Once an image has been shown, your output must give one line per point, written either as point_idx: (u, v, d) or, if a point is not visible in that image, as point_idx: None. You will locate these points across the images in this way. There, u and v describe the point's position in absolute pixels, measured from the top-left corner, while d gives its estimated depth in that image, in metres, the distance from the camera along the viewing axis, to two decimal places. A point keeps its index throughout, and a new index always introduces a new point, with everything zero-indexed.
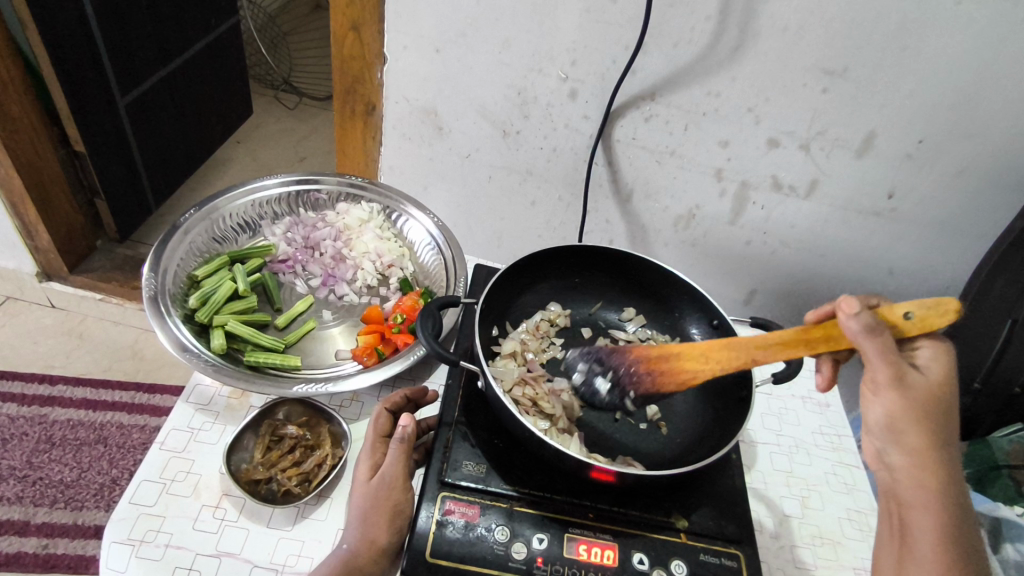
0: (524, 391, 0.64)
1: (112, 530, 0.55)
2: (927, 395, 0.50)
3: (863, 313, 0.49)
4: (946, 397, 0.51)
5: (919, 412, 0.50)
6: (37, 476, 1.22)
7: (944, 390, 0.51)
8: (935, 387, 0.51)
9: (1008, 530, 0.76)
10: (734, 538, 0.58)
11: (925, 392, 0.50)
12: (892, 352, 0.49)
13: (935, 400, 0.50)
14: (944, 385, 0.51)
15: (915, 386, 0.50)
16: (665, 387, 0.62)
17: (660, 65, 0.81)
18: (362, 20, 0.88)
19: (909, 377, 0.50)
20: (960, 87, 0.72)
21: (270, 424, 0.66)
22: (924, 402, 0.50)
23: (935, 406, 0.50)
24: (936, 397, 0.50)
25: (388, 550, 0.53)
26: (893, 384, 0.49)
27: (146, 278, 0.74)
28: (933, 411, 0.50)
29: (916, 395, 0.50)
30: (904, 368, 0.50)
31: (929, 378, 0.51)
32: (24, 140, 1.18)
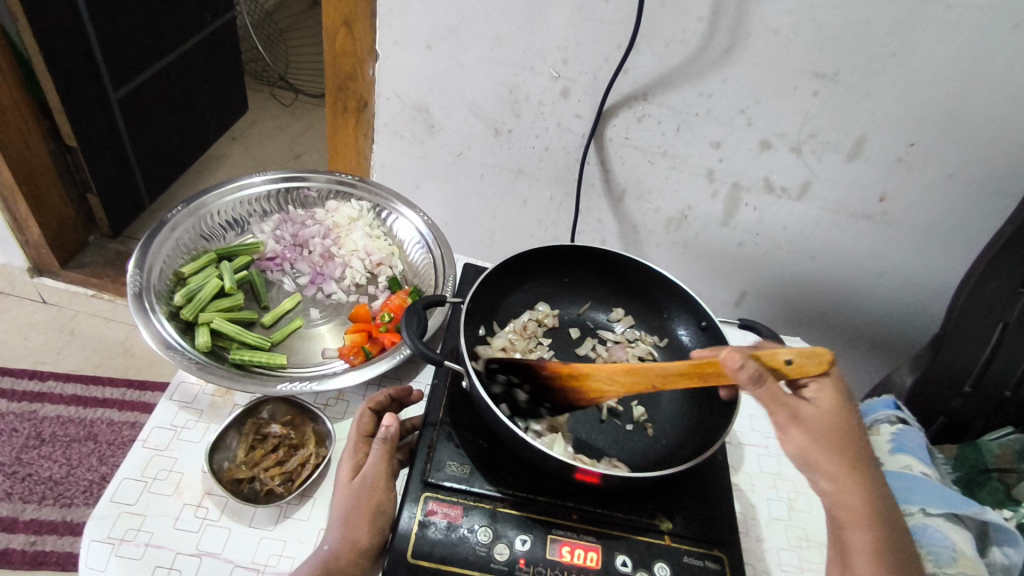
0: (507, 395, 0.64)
1: (92, 528, 0.54)
2: (828, 427, 0.54)
3: (749, 365, 0.50)
4: (847, 424, 0.54)
5: (825, 443, 0.54)
6: (26, 472, 1.21)
7: (845, 416, 0.54)
8: (831, 415, 0.54)
9: (996, 534, 0.75)
10: (718, 542, 0.58)
11: (822, 423, 0.54)
12: (775, 399, 0.53)
13: (836, 430, 0.54)
14: (842, 412, 0.54)
15: (808, 419, 0.54)
16: (577, 401, 0.64)
17: (652, 66, 0.80)
18: (354, 17, 0.87)
19: (804, 414, 0.54)
20: (951, 92, 0.72)
21: (254, 423, 0.66)
22: (827, 432, 0.54)
23: (839, 432, 0.54)
24: (836, 426, 0.54)
25: (369, 551, 0.53)
26: (791, 421, 0.54)
27: (130, 274, 0.73)
28: (837, 440, 0.54)
29: (813, 428, 0.54)
30: (789, 408, 0.53)
31: (822, 409, 0.54)
32: (14, 133, 1.18)
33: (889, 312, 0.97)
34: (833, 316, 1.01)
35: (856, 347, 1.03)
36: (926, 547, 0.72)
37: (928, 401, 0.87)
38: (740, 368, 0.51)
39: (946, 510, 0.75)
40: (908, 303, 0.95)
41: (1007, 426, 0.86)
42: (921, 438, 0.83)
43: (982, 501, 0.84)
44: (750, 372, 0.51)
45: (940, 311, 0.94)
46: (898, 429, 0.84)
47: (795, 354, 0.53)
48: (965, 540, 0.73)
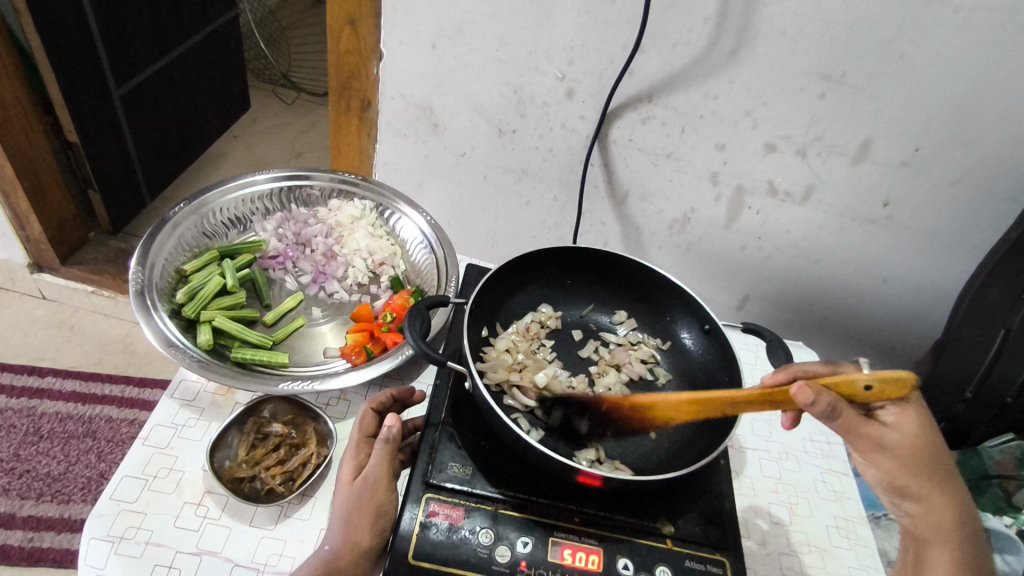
0: (516, 399, 0.64)
1: (91, 526, 0.54)
2: (910, 452, 0.53)
3: (821, 401, 0.48)
4: (929, 442, 0.54)
5: (909, 465, 0.54)
6: (25, 468, 1.21)
7: (927, 437, 0.54)
8: (913, 437, 0.53)
9: (997, 541, 0.76)
10: (720, 545, 0.58)
11: (906, 445, 0.53)
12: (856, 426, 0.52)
13: (918, 452, 0.53)
14: (924, 431, 0.53)
15: (891, 443, 0.53)
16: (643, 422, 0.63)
17: (658, 67, 0.80)
18: (359, 14, 0.87)
19: (889, 439, 0.53)
20: (955, 97, 0.72)
21: (255, 421, 0.65)
22: (910, 455, 0.53)
23: (920, 456, 0.54)
24: (919, 446, 0.53)
25: (371, 552, 0.53)
26: (874, 449, 0.53)
27: (132, 271, 0.73)
28: (919, 460, 0.54)
29: (900, 453, 0.53)
30: (872, 433, 0.52)
31: (902, 432, 0.53)
32: (16, 127, 1.17)
33: (891, 317, 0.97)
34: (836, 320, 1.01)
35: (857, 351, 1.03)
36: None
37: (928, 406, 0.87)
38: (814, 402, 0.48)
39: None
40: (910, 308, 0.95)
41: (1008, 433, 0.86)
42: None
43: (981, 507, 0.84)
44: (824, 405, 0.49)
45: (943, 316, 0.94)
46: None
47: (876, 380, 0.49)
48: None
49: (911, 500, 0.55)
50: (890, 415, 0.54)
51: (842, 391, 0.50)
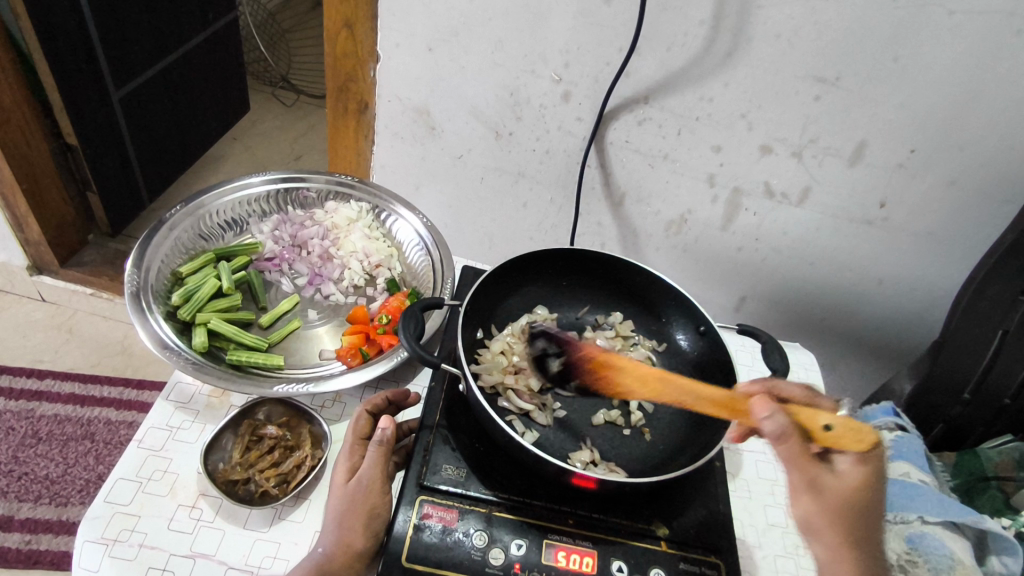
0: (507, 401, 0.65)
1: (86, 528, 0.54)
2: (842, 500, 0.51)
3: (774, 418, 0.49)
4: (866, 502, 0.51)
5: (834, 516, 0.51)
6: (23, 471, 1.21)
7: (867, 494, 0.51)
8: (852, 490, 0.51)
9: (994, 543, 0.75)
10: (714, 548, 0.58)
11: (839, 495, 0.51)
12: (795, 460, 0.50)
13: (851, 506, 0.51)
14: (867, 490, 0.51)
15: (826, 488, 0.51)
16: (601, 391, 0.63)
17: (654, 69, 0.80)
18: (356, 17, 0.87)
19: (823, 482, 0.51)
20: (951, 98, 0.72)
21: (249, 424, 0.65)
22: (841, 506, 0.51)
23: (850, 509, 0.51)
24: (855, 501, 0.51)
25: (364, 554, 0.53)
26: (807, 487, 0.51)
27: (127, 273, 0.73)
28: (848, 514, 0.51)
29: (829, 499, 0.51)
30: (813, 473, 0.51)
31: (844, 481, 0.51)
32: (15, 130, 1.18)
33: (888, 318, 0.97)
34: (833, 322, 1.01)
35: (854, 353, 1.03)
36: (920, 554, 0.73)
37: (927, 408, 0.87)
38: (767, 418, 0.49)
39: (943, 518, 0.75)
40: (907, 309, 0.95)
41: (1007, 435, 0.86)
42: (920, 445, 0.84)
43: (980, 509, 0.84)
44: (774, 424, 0.49)
45: (940, 318, 0.94)
46: (898, 435, 0.85)
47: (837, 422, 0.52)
48: (964, 548, 0.73)
49: (822, 547, 0.52)
50: (842, 463, 0.53)
51: (805, 423, 0.52)
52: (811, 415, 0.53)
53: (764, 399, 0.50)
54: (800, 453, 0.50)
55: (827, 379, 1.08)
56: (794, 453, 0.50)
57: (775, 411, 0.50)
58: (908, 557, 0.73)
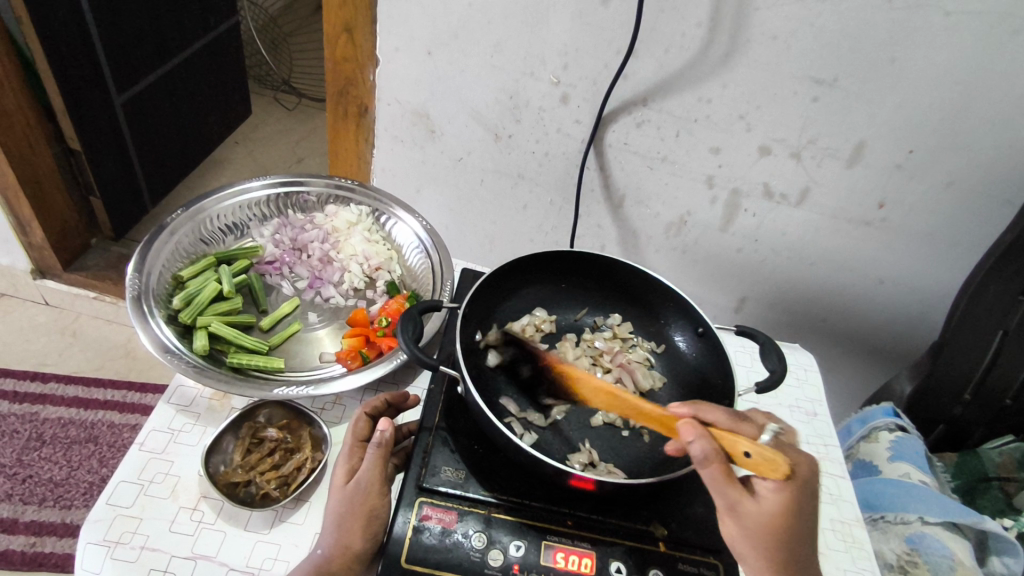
0: (513, 407, 0.65)
1: (88, 531, 0.55)
2: (764, 526, 0.51)
3: (697, 443, 0.50)
4: (789, 528, 0.51)
5: (756, 540, 0.51)
6: (27, 474, 1.22)
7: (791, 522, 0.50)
8: (774, 518, 0.50)
9: (995, 544, 0.75)
10: (713, 549, 0.58)
11: (760, 522, 0.51)
12: (717, 484, 0.51)
13: (773, 534, 0.50)
14: (788, 515, 0.51)
15: (747, 514, 0.51)
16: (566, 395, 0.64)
17: (651, 72, 0.81)
18: (355, 22, 0.88)
19: (744, 507, 0.51)
20: (948, 99, 0.72)
21: (250, 426, 0.66)
22: (761, 531, 0.51)
23: (773, 535, 0.50)
24: (776, 528, 0.50)
25: (363, 556, 0.53)
26: (726, 510, 0.51)
27: (129, 277, 0.73)
28: (773, 540, 0.51)
29: (749, 526, 0.51)
30: (735, 498, 0.51)
31: (765, 508, 0.51)
32: (18, 136, 1.19)
33: (888, 318, 0.97)
34: (833, 322, 1.01)
35: (854, 353, 1.03)
36: (920, 555, 0.73)
37: (927, 409, 0.87)
38: (692, 443, 0.51)
39: (943, 519, 0.75)
40: (906, 310, 0.95)
41: (1009, 435, 0.86)
42: (920, 446, 0.84)
43: (981, 509, 0.85)
44: (699, 449, 0.50)
45: (940, 319, 0.94)
46: (898, 436, 0.86)
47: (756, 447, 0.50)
48: (963, 549, 0.73)
49: (747, 569, 0.52)
50: (763, 489, 0.52)
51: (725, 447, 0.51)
52: (733, 442, 0.51)
53: (690, 424, 0.51)
54: (724, 476, 0.51)
55: (828, 379, 1.08)
56: (716, 476, 0.51)
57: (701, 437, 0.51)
58: (908, 558, 0.74)
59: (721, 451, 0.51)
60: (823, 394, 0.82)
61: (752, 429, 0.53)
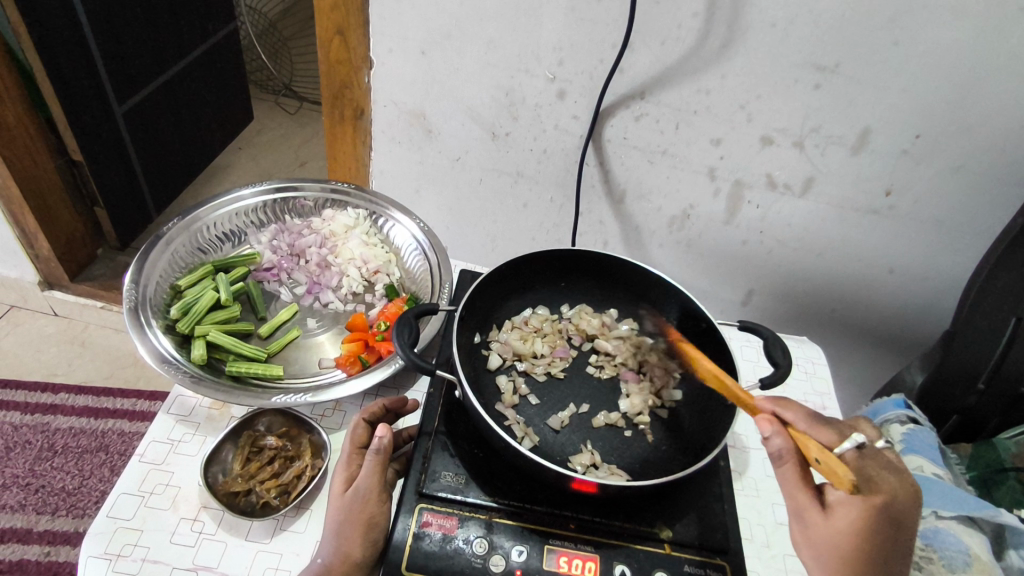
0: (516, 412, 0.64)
1: (89, 544, 0.55)
2: (833, 540, 0.49)
3: (770, 440, 0.52)
4: (863, 551, 0.49)
5: (823, 554, 0.50)
6: (40, 484, 1.23)
7: (864, 538, 0.49)
8: (842, 537, 0.49)
9: (1011, 537, 0.73)
10: (719, 549, 0.57)
11: (827, 538, 0.50)
12: (788, 486, 0.52)
13: (843, 552, 0.49)
14: (861, 533, 0.49)
15: (814, 526, 0.51)
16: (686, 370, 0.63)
17: (648, 65, 0.79)
18: (346, 24, 0.87)
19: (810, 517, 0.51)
20: (953, 84, 0.71)
21: (250, 434, 0.65)
22: (828, 547, 0.50)
23: (841, 551, 0.49)
24: (845, 546, 0.49)
25: (364, 564, 0.52)
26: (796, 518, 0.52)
27: (126, 288, 0.73)
28: (840, 559, 0.49)
29: (813, 538, 0.51)
30: (802, 506, 0.51)
31: (834, 523, 0.50)
32: (21, 149, 1.19)
33: (897, 308, 0.96)
34: (842, 314, 0.99)
35: (864, 343, 1.01)
36: (936, 550, 0.71)
37: (939, 398, 0.86)
38: (768, 436, 0.52)
39: (959, 513, 0.73)
40: (916, 298, 0.93)
41: None
42: (933, 439, 0.82)
43: (998, 501, 0.82)
44: (774, 444, 0.52)
45: (952, 306, 0.92)
46: (910, 429, 0.84)
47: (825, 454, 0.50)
48: (980, 544, 0.72)
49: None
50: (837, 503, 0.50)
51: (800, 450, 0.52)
52: (805, 444, 0.51)
53: (768, 419, 0.53)
54: (796, 478, 0.52)
55: (838, 371, 1.07)
56: (788, 477, 0.52)
57: (773, 434, 0.52)
58: (924, 554, 0.71)
59: (794, 453, 0.52)
60: (831, 388, 0.80)
61: (832, 438, 0.53)
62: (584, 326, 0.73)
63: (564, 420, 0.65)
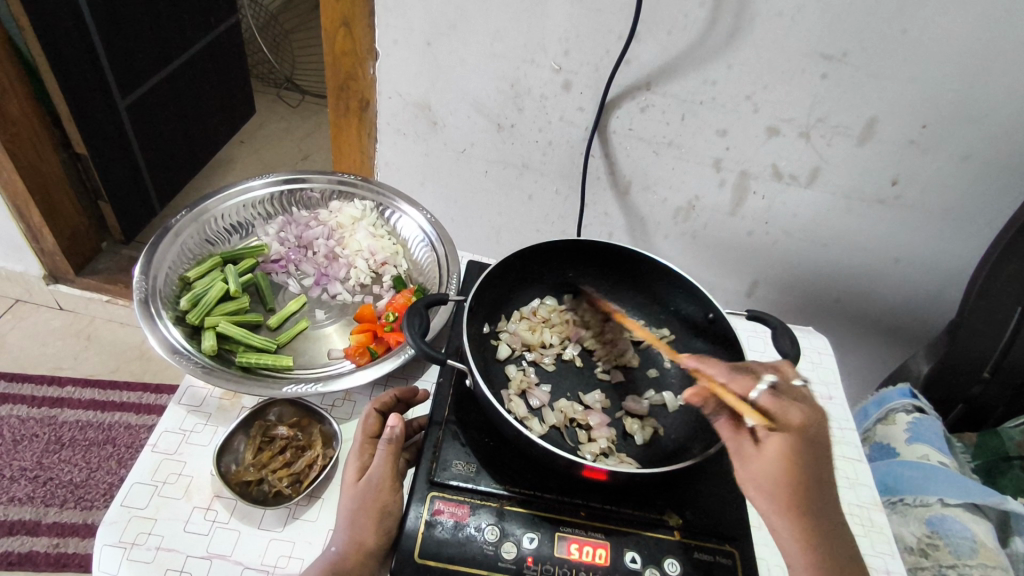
0: (538, 397, 0.65)
1: (104, 533, 0.55)
2: (771, 469, 0.50)
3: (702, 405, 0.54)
4: (796, 473, 0.49)
5: (765, 486, 0.50)
6: (48, 476, 1.23)
7: (794, 461, 0.49)
8: (777, 465, 0.49)
9: (1017, 523, 0.74)
10: (729, 536, 0.57)
11: (764, 469, 0.50)
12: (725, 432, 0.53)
13: (779, 479, 0.49)
14: (791, 458, 0.49)
15: (749, 461, 0.51)
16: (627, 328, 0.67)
17: (654, 55, 0.79)
18: (352, 15, 0.86)
19: (746, 453, 0.51)
20: (960, 72, 0.70)
21: (261, 424, 0.66)
22: (766, 477, 0.50)
23: (780, 477, 0.49)
24: (780, 472, 0.49)
25: (377, 552, 0.53)
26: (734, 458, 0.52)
27: (136, 280, 0.74)
28: (779, 486, 0.49)
29: (752, 472, 0.51)
30: (737, 446, 0.52)
31: (765, 453, 0.50)
32: (25, 142, 1.19)
33: (903, 298, 0.96)
34: (847, 304, 0.99)
35: (869, 333, 1.02)
36: (942, 537, 0.72)
37: (947, 389, 0.86)
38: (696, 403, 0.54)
39: (965, 501, 0.74)
40: (922, 288, 0.93)
41: None
42: (938, 427, 0.82)
43: (1004, 489, 0.83)
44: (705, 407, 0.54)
45: (959, 296, 0.92)
46: (916, 418, 0.84)
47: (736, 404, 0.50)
48: (985, 530, 0.72)
49: (765, 515, 0.51)
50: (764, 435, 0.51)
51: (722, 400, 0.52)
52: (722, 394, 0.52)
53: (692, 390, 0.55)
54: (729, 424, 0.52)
55: (843, 361, 1.07)
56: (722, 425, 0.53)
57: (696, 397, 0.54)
58: (929, 541, 0.72)
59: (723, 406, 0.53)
60: (838, 376, 0.80)
61: (748, 381, 0.53)
62: (591, 317, 0.74)
63: (579, 413, 0.65)
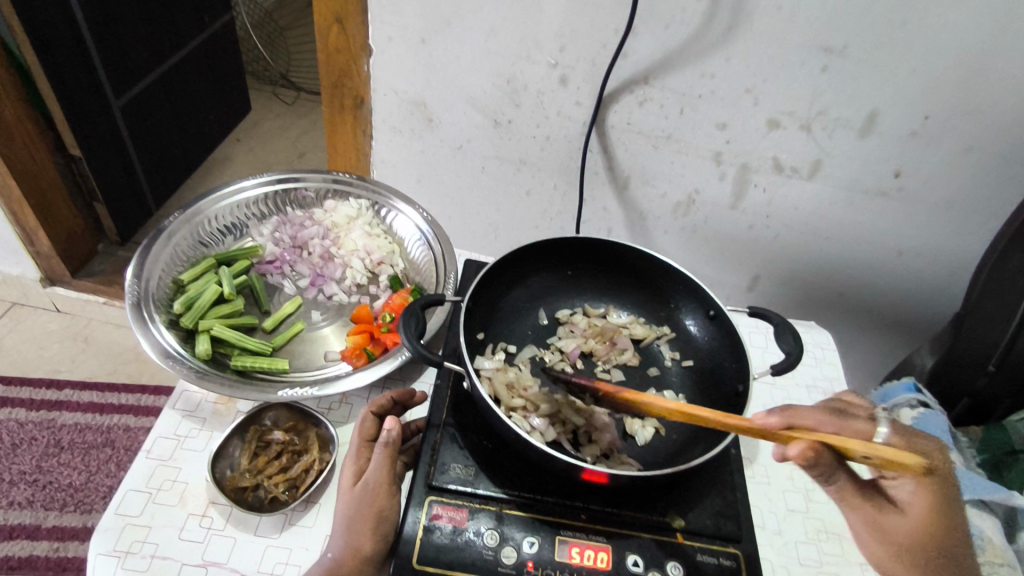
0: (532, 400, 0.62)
1: (98, 541, 0.54)
2: (916, 529, 0.55)
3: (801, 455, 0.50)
4: (942, 525, 0.55)
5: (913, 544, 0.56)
6: (47, 480, 1.23)
7: (936, 517, 0.55)
8: (921, 522, 0.55)
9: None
10: (732, 538, 0.56)
11: (910, 530, 0.56)
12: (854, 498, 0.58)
13: (923, 535, 0.55)
14: (930, 510, 0.55)
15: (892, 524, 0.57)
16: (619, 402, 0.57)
17: (651, 48, 0.78)
18: (345, 11, 0.85)
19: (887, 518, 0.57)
20: (962, 62, 0.69)
21: (257, 429, 0.65)
22: (913, 536, 0.55)
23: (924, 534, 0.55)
24: (925, 528, 0.55)
25: (375, 559, 0.52)
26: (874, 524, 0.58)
27: (128, 284, 0.73)
28: (926, 541, 0.55)
29: (895, 533, 0.57)
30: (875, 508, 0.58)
31: (910, 512, 0.56)
32: (19, 145, 1.18)
33: (906, 291, 0.95)
34: (850, 297, 0.98)
35: (872, 326, 1.01)
36: None
37: (950, 382, 0.84)
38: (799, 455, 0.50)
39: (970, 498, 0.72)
40: (925, 280, 0.92)
41: None
42: (945, 422, 0.80)
43: (1011, 483, 0.82)
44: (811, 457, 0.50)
45: (962, 288, 0.91)
46: (921, 413, 0.82)
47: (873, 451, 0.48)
48: (992, 527, 0.71)
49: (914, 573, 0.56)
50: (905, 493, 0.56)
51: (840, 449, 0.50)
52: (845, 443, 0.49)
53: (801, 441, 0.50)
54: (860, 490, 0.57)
55: (846, 354, 1.06)
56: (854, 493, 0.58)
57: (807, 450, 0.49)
58: None
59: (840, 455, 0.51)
60: (841, 372, 0.79)
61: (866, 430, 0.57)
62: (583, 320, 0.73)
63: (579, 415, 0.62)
